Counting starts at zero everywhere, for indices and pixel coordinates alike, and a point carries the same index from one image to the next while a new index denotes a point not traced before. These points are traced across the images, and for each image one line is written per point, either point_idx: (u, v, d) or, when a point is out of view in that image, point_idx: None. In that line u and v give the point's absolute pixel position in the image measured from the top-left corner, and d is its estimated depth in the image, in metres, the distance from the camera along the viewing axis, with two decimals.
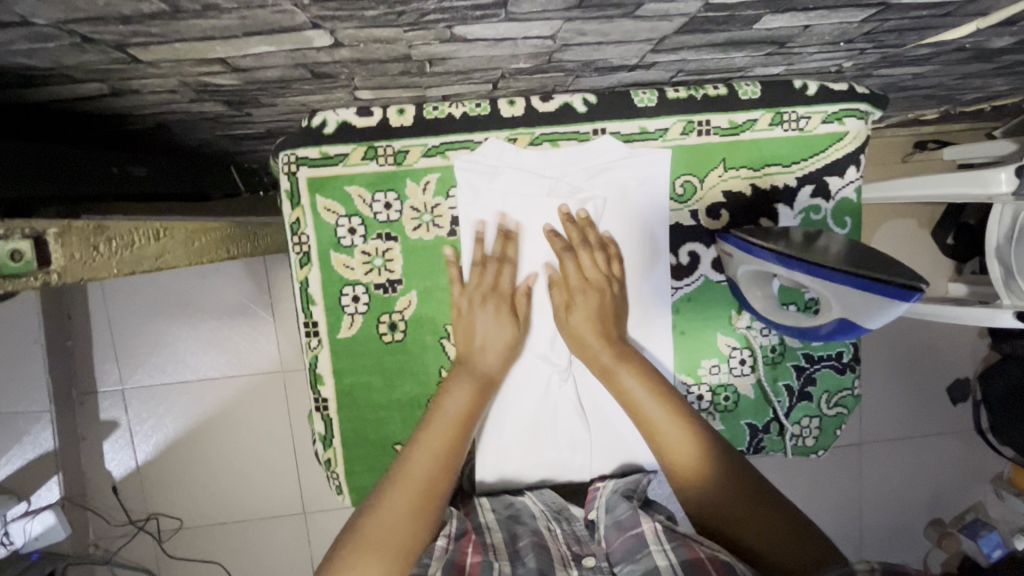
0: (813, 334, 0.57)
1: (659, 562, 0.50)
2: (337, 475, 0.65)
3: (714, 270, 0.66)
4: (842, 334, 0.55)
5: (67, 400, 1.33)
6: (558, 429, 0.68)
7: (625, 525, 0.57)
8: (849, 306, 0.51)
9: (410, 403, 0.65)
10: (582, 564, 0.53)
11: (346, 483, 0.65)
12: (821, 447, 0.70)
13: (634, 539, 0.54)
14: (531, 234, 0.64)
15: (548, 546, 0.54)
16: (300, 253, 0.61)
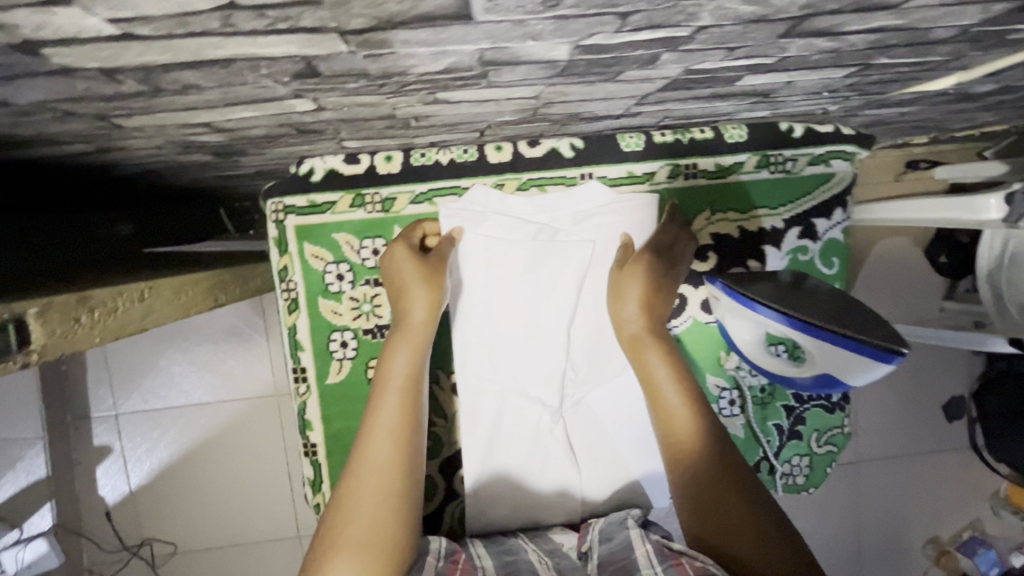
0: (801, 383, 0.59)
1: None
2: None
3: (703, 311, 0.66)
4: (827, 386, 0.56)
5: (61, 426, 1.32)
6: (548, 474, 0.67)
7: (618, 553, 0.52)
8: (833, 364, 0.52)
9: None
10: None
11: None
12: (812, 485, 0.70)
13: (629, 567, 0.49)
14: (520, 277, 0.63)
15: (541, 570, 0.52)
16: (288, 300, 0.61)
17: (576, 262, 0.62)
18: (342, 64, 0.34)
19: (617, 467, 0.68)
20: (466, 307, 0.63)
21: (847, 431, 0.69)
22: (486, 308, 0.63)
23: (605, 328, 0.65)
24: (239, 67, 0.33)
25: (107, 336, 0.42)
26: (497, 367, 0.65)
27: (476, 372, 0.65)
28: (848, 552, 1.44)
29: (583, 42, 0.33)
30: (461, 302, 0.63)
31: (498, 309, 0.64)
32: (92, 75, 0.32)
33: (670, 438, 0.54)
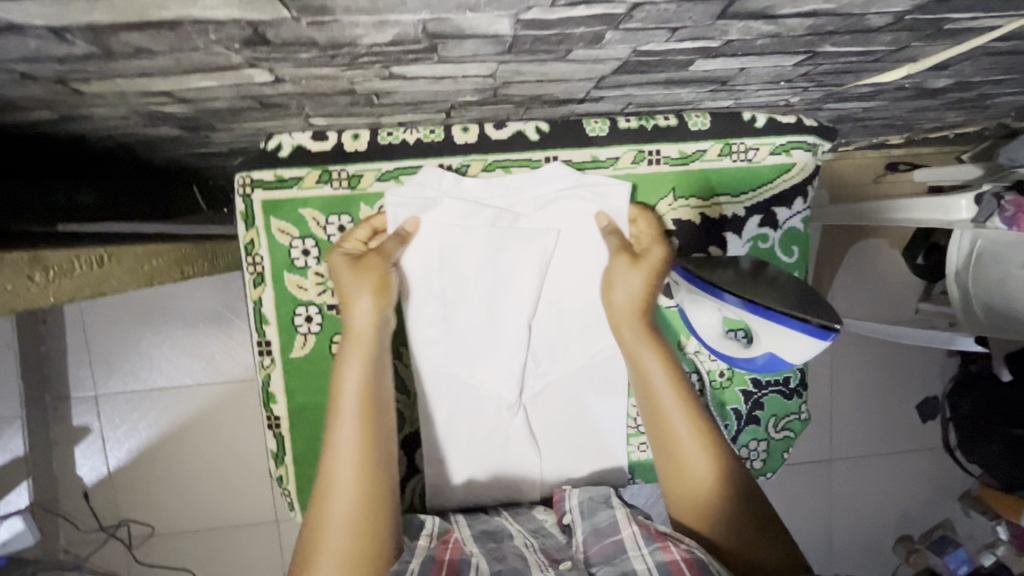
0: (748, 366, 0.60)
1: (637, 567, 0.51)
2: (290, 492, 0.66)
3: (663, 295, 0.68)
4: (767, 368, 0.58)
5: (39, 405, 1.32)
6: (508, 450, 0.69)
7: (604, 532, 0.57)
8: (778, 343, 0.54)
9: None
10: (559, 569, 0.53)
11: (298, 499, 0.66)
12: (768, 469, 0.71)
13: (613, 546, 0.55)
14: (476, 258, 0.64)
15: (527, 556, 0.54)
16: (254, 273, 0.62)
17: (538, 245, 0.64)
18: (290, 32, 0.35)
19: (572, 446, 0.70)
20: (421, 288, 0.64)
21: (804, 416, 0.71)
22: (443, 289, 0.64)
23: (565, 311, 0.67)
24: (187, 30, 0.34)
25: (67, 297, 0.43)
26: (456, 347, 0.66)
27: (436, 351, 0.66)
28: (820, 547, 1.46)
29: (522, 16, 0.35)
30: (418, 283, 0.64)
31: (455, 290, 0.64)
32: (42, 34, 0.33)
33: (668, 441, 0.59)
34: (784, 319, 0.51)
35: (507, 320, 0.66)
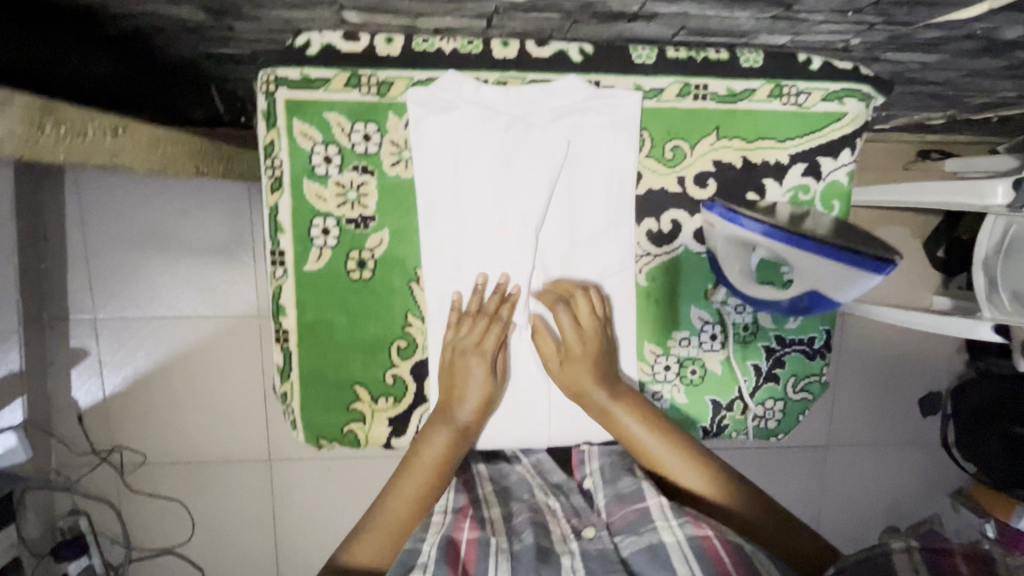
0: (788, 307, 0.58)
1: (666, 539, 0.56)
2: (293, 411, 0.64)
3: (695, 241, 0.64)
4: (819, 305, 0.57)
5: (37, 323, 1.29)
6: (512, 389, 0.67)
7: (627, 499, 0.64)
8: (828, 280, 0.52)
9: (374, 342, 0.63)
10: (581, 537, 0.60)
11: (299, 418, 0.64)
12: (782, 430, 0.70)
13: (637, 513, 0.61)
14: (487, 170, 0.60)
15: (546, 524, 0.61)
16: (272, 178, 0.59)
17: (554, 162, 0.60)
18: None
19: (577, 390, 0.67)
20: (428, 195, 0.60)
21: (824, 379, 0.69)
22: (453, 202, 0.61)
23: (580, 232, 0.63)
24: None
25: (73, 154, 0.43)
26: (462, 267, 0.62)
27: (442, 274, 0.62)
28: None
29: None
30: (428, 192, 0.60)
31: (465, 203, 0.61)
32: None
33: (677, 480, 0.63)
34: (845, 257, 0.50)
35: (517, 235, 0.62)
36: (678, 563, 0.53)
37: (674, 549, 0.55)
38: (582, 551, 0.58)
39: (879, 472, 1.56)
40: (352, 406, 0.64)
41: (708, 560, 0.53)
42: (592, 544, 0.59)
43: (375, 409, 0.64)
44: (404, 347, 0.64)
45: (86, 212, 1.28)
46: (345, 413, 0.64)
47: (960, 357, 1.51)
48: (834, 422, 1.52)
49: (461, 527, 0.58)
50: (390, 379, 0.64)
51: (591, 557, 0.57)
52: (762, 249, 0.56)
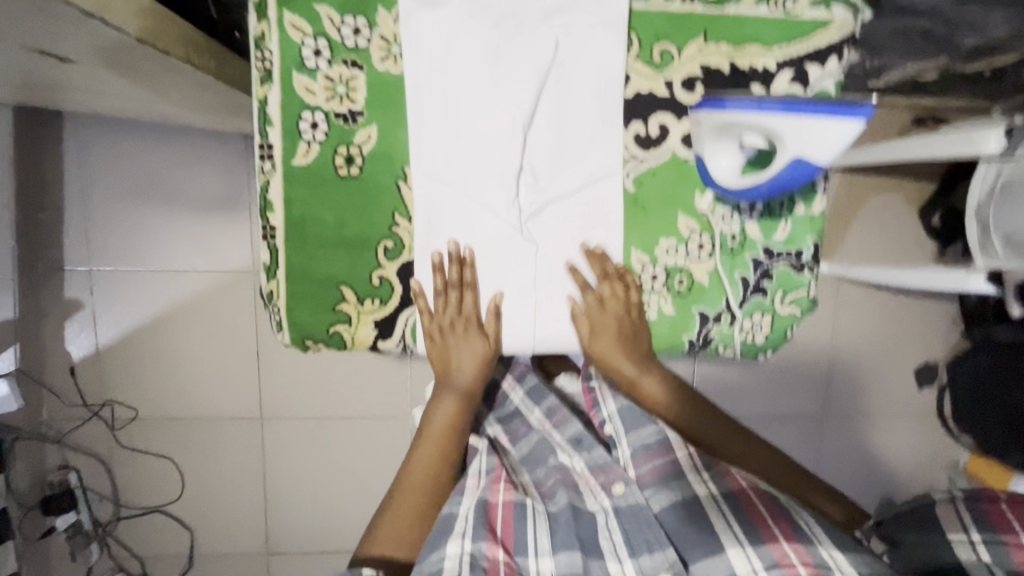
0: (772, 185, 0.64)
1: (702, 490, 0.78)
2: (279, 310, 0.69)
3: (682, 146, 0.70)
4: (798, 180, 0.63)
5: (32, 272, 1.28)
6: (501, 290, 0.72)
7: (653, 451, 0.84)
8: (816, 140, 0.59)
9: (363, 241, 0.69)
10: (613, 491, 0.82)
11: (286, 318, 0.69)
12: (770, 345, 0.75)
13: (665, 466, 0.82)
14: (473, 67, 0.65)
15: (574, 481, 0.85)
16: (263, 70, 0.63)
17: (540, 63, 0.65)
18: None
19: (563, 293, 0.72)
20: (420, 93, 0.65)
21: (812, 295, 0.74)
22: (442, 98, 0.65)
23: (561, 133, 0.68)
24: None
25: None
26: (449, 165, 0.67)
27: (437, 172, 0.67)
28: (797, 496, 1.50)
29: None
30: (422, 90, 0.65)
31: (455, 99, 0.65)
32: None
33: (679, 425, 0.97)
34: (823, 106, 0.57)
35: (501, 134, 0.66)
36: (721, 510, 0.75)
37: (711, 499, 0.76)
38: (614, 506, 0.80)
39: (876, 445, 1.55)
40: (339, 307, 0.70)
41: (744, 510, 0.74)
42: (623, 500, 0.80)
43: (360, 311, 0.71)
44: (390, 248, 0.69)
45: (83, 161, 1.28)
46: (332, 313, 0.70)
47: (958, 328, 1.50)
48: (831, 391, 1.51)
49: (497, 489, 0.83)
50: (377, 281, 0.70)
51: (623, 512, 0.79)
52: (749, 136, 0.62)
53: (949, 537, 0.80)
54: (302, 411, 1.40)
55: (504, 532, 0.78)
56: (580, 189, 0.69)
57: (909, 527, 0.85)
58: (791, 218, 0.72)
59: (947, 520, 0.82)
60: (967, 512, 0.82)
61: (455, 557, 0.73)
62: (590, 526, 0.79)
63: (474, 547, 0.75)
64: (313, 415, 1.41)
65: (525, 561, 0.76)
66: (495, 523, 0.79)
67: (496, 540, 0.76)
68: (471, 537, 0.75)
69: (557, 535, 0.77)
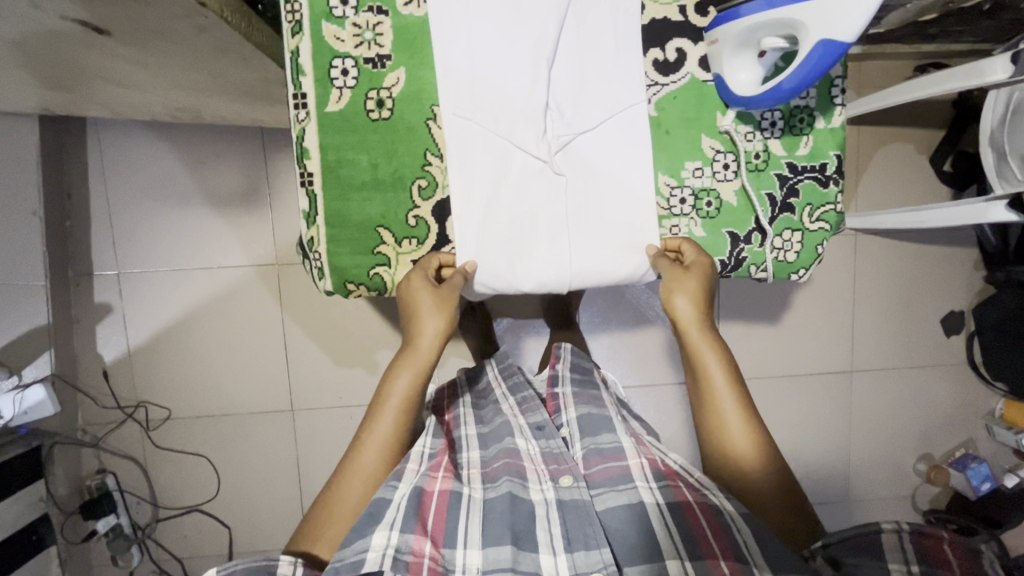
0: (795, 85, 0.64)
1: (647, 497, 0.75)
2: (319, 257, 0.73)
3: (700, 68, 0.73)
4: (820, 71, 0.62)
5: (63, 278, 1.32)
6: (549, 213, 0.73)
7: (605, 455, 0.84)
8: (827, 18, 0.59)
9: (398, 182, 0.72)
10: (559, 483, 0.79)
11: (327, 264, 0.73)
12: (801, 264, 0.78)
13: (617, 470, 0.80)
14: (494, 7, 0.69)
15: (525, 469, 0.82)
16: (293, 23, 0.68)
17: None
18: None
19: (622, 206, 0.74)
20: (445, 34, 0.69)
21: (839, 209, 0.78)
22: (467, 37, 0.69)
23: (582, 65, 0.71)
24: None
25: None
26: (475, 102, 0.70)
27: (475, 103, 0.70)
28: (837, 448, 1.52)
29: None
30: (446, 32, 0.69)
31: (479, 38, 0.69)
32: None
33: (726, 444, 0.75)
34: None
35: (526, 68, 0.70)
36: (660, 516, 0.72)
37: (654, 506, 0.74)
38: (558, 500, 0.77)
39: (911, 400, 1.53)
40: (378, 250, 0.74)
41: (686, 519, 0.71)
42: (568, 495, 0.77)
43: (399, 253, 0.74)
44: (425, 186, 0.72)
45: (108, 167, 1.32)
46: (371, 257, 0.74)
47: (981, 273, 1.49)
48: (859, 346, 1.50)
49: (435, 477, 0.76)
50: (412, 221, 0.73)
51: (565, 506, 0.76)
52: (766, 37, 0.65)
53: (888, 566, 0.61)
54: (334, 400, 1.41)
55: (436, 524, 0.71)
56: (604, 121, 0.72)
57: (848, 549, 0.65)
58: (813, 133, 0.76)
59: (889, 551, 0.62)
60: (911, 546, 0.63)
61: (378, 549, 0.65)
62: (527, 514, 0.75)
63: (400, 539, 0.67)
64: (344, 404, 1.42)
65: (454, 553, 0.69)
66: (427, 513, 0.71)
67: (422, 534, 0.69)
68: (398, 528, 0.67)
69: (492, 527, 0.72)
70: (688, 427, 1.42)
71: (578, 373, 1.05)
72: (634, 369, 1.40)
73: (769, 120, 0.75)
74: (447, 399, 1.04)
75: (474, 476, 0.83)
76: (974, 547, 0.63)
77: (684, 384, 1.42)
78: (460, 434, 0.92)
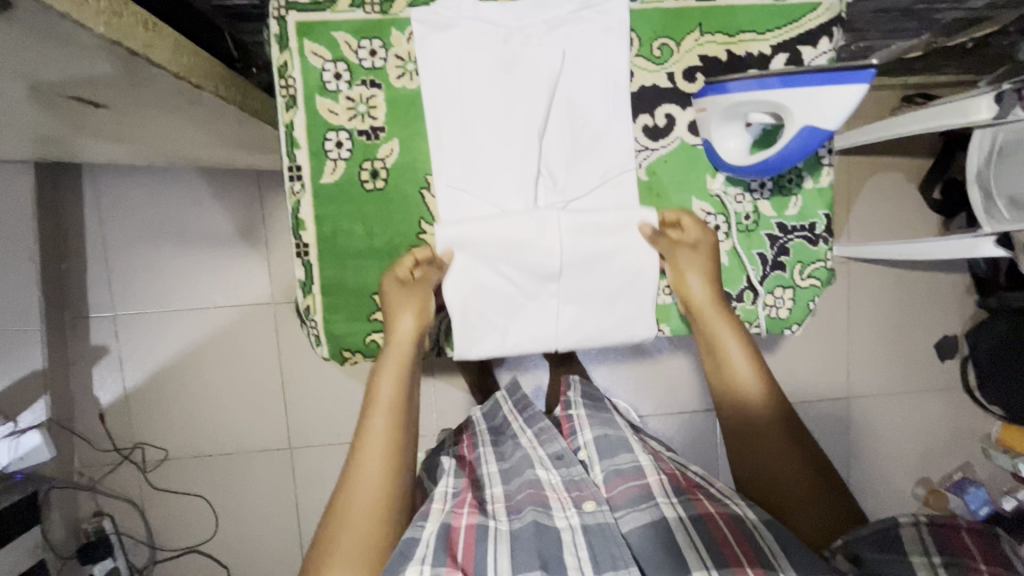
0: (781, 162, 0.67)
1: (668, 513, 0.75)
2: (316, 324, 0.76)
3: (689, 133, 0.75)
4: (805, 153, 0.65)
5: (59, 322, 1.32)
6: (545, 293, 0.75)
7: (626, 474, 0.83)
8: (817, 106, 0.61)
9: (392, 251, 0.75)
10: (583, 509, 0.78)
11: (322, 331, 0.76)
12: (794, 320, 0.79)
13: (638, 490, 0.80)
14: (484, 79, 0.70)
15: (546, 497, 0.81)
16: (288, 97, 0.70)
17: (549, 69, 0.70)
18: None
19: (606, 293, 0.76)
20: (438, 108, 0.71)
21: (829, 265, 0.79)
22: (458, 109, 0.71)
23: (576, 130, 0.73)
24: None
25: (112, 34, 0.50)
26: (468, 173, 0.72)
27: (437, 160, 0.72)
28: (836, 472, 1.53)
29: None
30: (438, 105, 0.71)
31: (470, 110, 0.71)
32: None
33: (738, 386, 0.79)
34: (825, 75, 0.60)
35: (519, 139, 0.71)
36: (687, 531, 0.72)
37: (676, 522, 0.73)
38: (582, 526, 0.76)
39: (907, 425, 1.54)
40: (374, 316, 0.77)
41: (708, 527, 0.71)
42: (592, 519, 0.77)
43: None
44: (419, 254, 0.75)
45: (103, 211, 1.32)
46: (368, 323, 0.77)
47: (972, 298, 1.51)
48: (854, 372, 1.51)
49: (461, 513, 0.75)
50: None
51: (591, 531, 0.75)
52: (755, 112, 0.66)
53: (910, 562, 0.59)
54: (332, 437, 1.41)
55: (466, 556, 0.70)
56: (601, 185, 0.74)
57: (870, 543, 0.63)
58: (801, 193, 0.77)
59: (909, 544, 0.60)
60: (931, 538, 0.60)
61: None
62: (554, 541, 0.74)
63: (433, 572, 0.65)
64: (342, 441, 1.42)
65: None
66: (456, 547, 0.70)
67: (453, 565, 0.67)
68: (431, 563, 0.66)
69: (520, 556, 0.70)
70: (688, 457, 1.42)
71: (590, 399, 1.02)
72: (633, 400, 1.41)
73: (757, 182, 0.77)
74: (465, 442, 1.03)
75: (498, 509, 0.81)
76: (993, 530, 0.60)
77: (682, 414, 1.42)
78: (482, 472, 0.91)
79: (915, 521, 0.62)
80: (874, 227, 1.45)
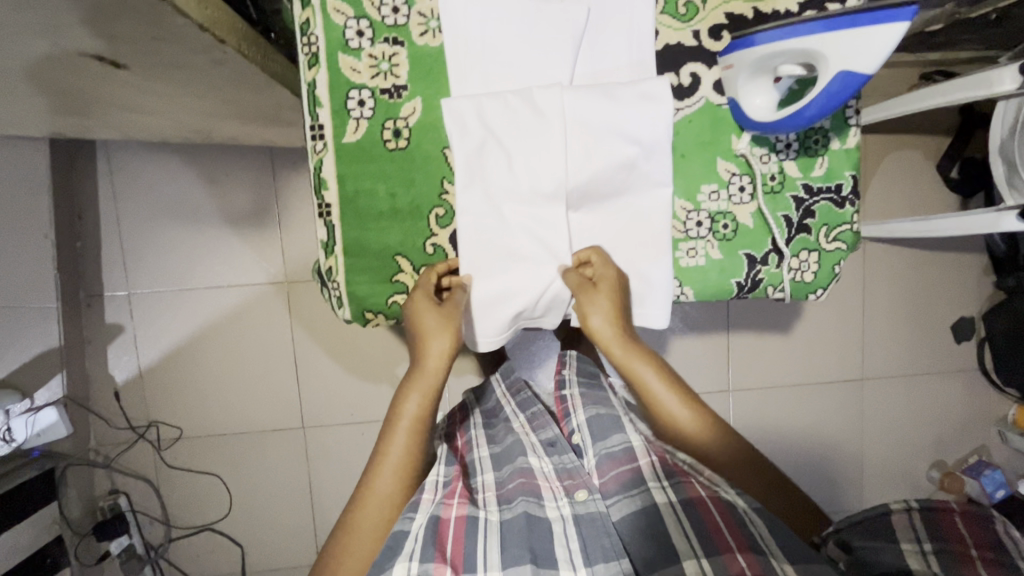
0: (815, 112, 0.65)
1: (659, 498, 0.71)
2: (338, 286, 0.77)
3: (714, 92, 0.74)
4: (839, 100, 0.64)
5: (74, 300, 1.32)
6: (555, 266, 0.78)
7: (616, 458, 0.80)
8: (853, 49, 0.60)
9: (415, 210, 0.75)
10: (575, 499, 0.75)
11: (346, 293, 0.77)
12: (819, 284, 0.80)
13: (630, 474, 0.77)
14: (507, 36, 0.70)
15: (538, 488, 0.78)
16: (311, 55, 0.70)
17: (573, 26, 0.70)
18: None
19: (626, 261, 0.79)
20: (460, 64, 0.70)
21: (855, 228, 0.79)
22: (481, 67, 0.71)
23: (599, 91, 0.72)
24: None
25: None
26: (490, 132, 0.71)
27: (445, 101, 0.70)
28: (850, 455, 1.52)
29: None
30: (461, 61, 0.70)
31: (491, 68, 0.71)
32: None
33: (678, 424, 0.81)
34: (860, 16, 0.59)
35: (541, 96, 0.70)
36: (676, 517, 0.68)
37: (666, 507, 0.70)
38: (574, 516, 0.73)
39: (922, 407, 1.53)
40: (396, 278, 0.78)
41: (700, 512, 0.68)
42: (584, 508, 0.74)
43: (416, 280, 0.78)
44: (442, 215, 0.76)
45: (118, 189, 1.33)
46: (390, 285, 0.78)
47: (990, 279, 1.49)
48: (869, 355, 1.50)
49: (450, 504, 0.72)
50: (431, 249, 0.77)
51: (582, 521, 0.72)
52: (784, 64, 0.65)
53: (901, 548, 0.69)
54: (344, 416, 1.41)
55: (456, 551, 0.67)
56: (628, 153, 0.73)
57: (863, 532, 0.72)
58: (829, 154, 0.77)
59: (900, 532, 0.70)
60: (921, 524, 0.71)
61: None
62: (545, 535, 0.71)
63: (421, 568, 0.62)
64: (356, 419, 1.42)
65: None
66: (446, 541, 0.67)
67: (443, 559, 0.64)
68: (419, 558, 0.63)
69: (511, 549, 0.68)
70: None
71: (584, 377, 1.05)
72: None
73: (783, 142, 0.76)
74: (457, 428, 1.01)
75: (490, 497, 0.79)
76: (985, 514, 0.71)
77: None
78: (473, 457, 0.90)
79: (906, 508, 0.73)
80: (890, 206, 1.43)
